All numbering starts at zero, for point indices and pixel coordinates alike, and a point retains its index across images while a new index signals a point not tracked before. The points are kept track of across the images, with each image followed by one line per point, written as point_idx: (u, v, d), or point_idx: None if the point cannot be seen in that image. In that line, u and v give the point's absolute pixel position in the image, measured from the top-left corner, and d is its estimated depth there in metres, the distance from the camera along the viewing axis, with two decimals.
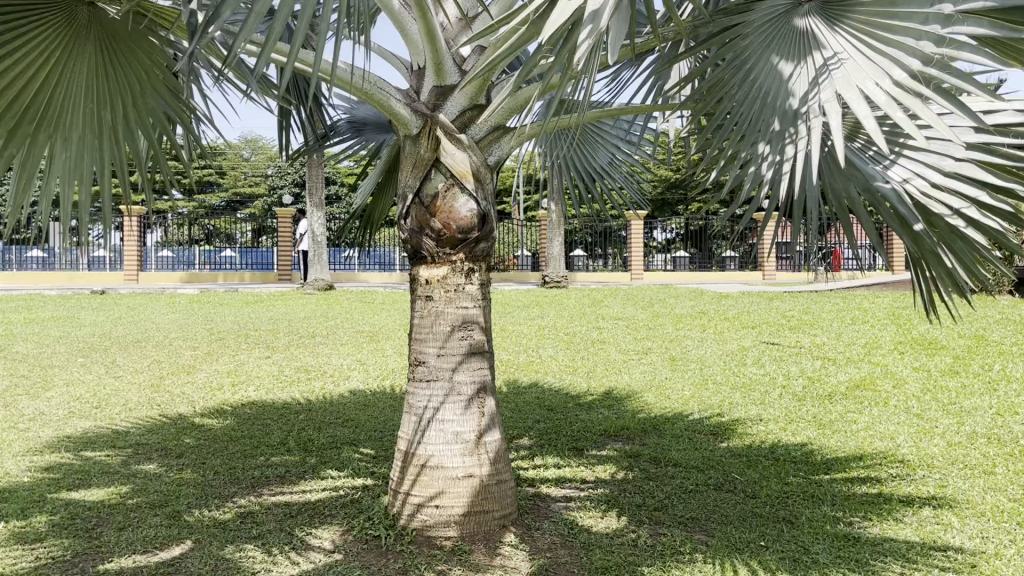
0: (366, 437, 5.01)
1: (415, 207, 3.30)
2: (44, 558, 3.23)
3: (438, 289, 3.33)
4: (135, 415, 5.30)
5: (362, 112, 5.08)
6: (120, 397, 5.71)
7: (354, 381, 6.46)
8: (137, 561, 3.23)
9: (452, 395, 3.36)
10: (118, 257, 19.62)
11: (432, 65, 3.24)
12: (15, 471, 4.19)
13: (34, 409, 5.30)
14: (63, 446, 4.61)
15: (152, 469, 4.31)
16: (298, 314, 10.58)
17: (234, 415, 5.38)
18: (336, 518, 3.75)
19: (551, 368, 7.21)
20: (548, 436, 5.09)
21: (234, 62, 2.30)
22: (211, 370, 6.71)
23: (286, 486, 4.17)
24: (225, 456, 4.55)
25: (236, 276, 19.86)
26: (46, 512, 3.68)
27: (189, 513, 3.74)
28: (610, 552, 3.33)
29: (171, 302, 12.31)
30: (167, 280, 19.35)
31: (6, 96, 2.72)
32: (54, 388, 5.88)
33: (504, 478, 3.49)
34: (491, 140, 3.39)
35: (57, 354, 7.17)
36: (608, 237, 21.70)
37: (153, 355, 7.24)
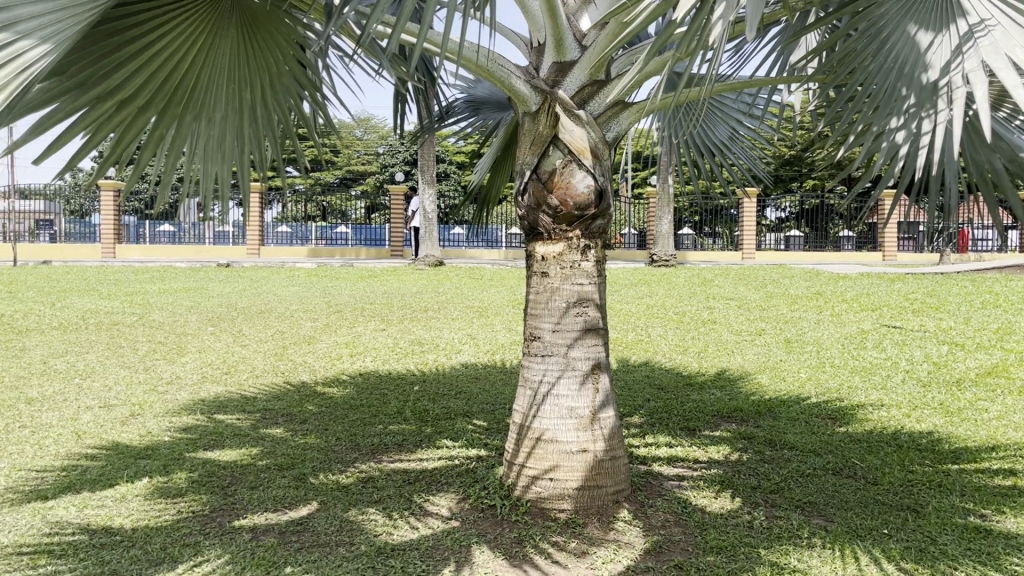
0: (478, 409, 5.12)
1: (532, 183, 3.32)
2: (185, 511, 3.47)
3: (555, 265, 3.36)
4: (262, 382, 5.58)
5: (481, 91, 5.18)
6: (247, 363, 6.04)
7: (465, 354, 6.60)
8: (269, 518, 3.43)
9: (568, 370, 3.38)
10: (241, 231, 20.59)
11: (552, 41, 3.25)
12: (158, 430, 4.49)
13: (171, 373, 5.66)
14: (197, 408, 4.91)
15: (278, 433, 4.53)
16: (409, 289, 10.80)
17: (352, 384, 5.59)
18: (452, 485, 3.87)
19: (662, 347, 7.16)
20: (658, 414, 5.08)
21: (366, 41, 2.34)
22: (330, 341, 6.98)
23: (403, 454, 4.32)
24: (346, 423, 4.74)
25: (352, 252, 20.50)
26: (186, 469, 3.94)
27: (315, 476, 3.93)
28: (725, 533, 3.31)
29: (291, 275, 12.83)
30: (287, 255, 20.21)
31: (159, 80, 2.90)
32: (188, 354, 6.24)
33: (619, 454, 3.49)
34: (610, 115, 3.38)
35: (189, 322, 7.61)
36: (718, 215, 21.18)
37: (276, 326, 7.58)
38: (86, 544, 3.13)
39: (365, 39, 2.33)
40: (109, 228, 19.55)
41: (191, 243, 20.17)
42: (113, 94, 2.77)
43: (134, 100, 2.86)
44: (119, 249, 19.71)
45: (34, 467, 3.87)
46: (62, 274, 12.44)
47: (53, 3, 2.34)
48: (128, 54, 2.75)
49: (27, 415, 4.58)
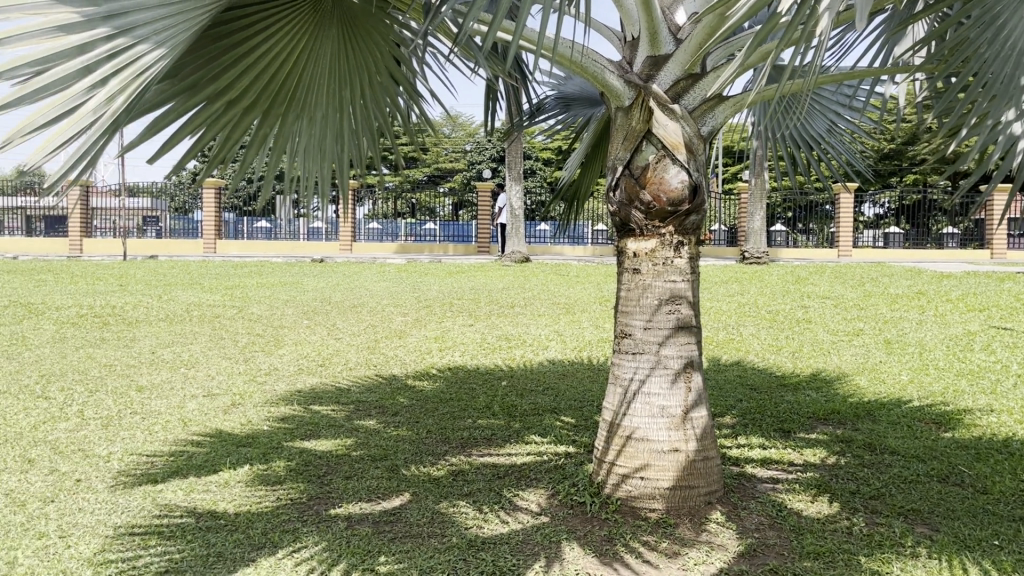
0: (566, 405, 5.11)
1: (624, 179, 3.29)
2: (284, 498, 3.59)
3: (647, 262, 3.32)
4: (355, 374, 5.72)
5: (570, 88, 5.18)
6: (341, 356, 6.19)
7: (552, 351, 6.60)
8: (363, 508, 3.51)
9: (659, 368, 3.34)
10: (333, 228, 21.14)
11: (647, 35, 3.23)
12: (257, 419, 4.66)
13: (270, 364, 5.86)
14: (294, 399, 5.07)
15: (371, 425, 4.63)
16: (497, 285, 10.87)
17: (442, 378, 5.68)
18: (542, 481, 3.87)
19: (754, 346, 7.00)
20: (751, 415, 4.97)
21: (463, 38, 2.34)
22: (420, 335, 7.09)
23: (493, 448, 4.35)
24: (437, 416, 4.81)
25: (440, 248, 20.78)
26: (284, 458, 4.08)
27: (407, 468, 4.00)
28: (822, 538, 3.21)
29: (381, 271, 13.10)
30: (378, 251, 20.65)
31: (265, 81, 2.99)
32: (285, 346, 6.45)
33: (711, 455, 3.43)
34: (705, 109, 3.32)
35: (286, 315, 7.86)
36: (812, 211, 20.57)
37: (368, 320, 7.75)
38: (193, 527, 3.27)
39: (461, 36, 2.34)
40: (211, 224, 20.38)
41: (287, 239, 20.84)
42: (221, 95, 2.87)
43: (241, 100, 2.96)
44: (220, 245, 20.53)
45: (145, 451, 4.06)
46: (168, 268, 13.04)
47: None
48: (236, 56, 2.85)
49: (137, 401, 4.82)
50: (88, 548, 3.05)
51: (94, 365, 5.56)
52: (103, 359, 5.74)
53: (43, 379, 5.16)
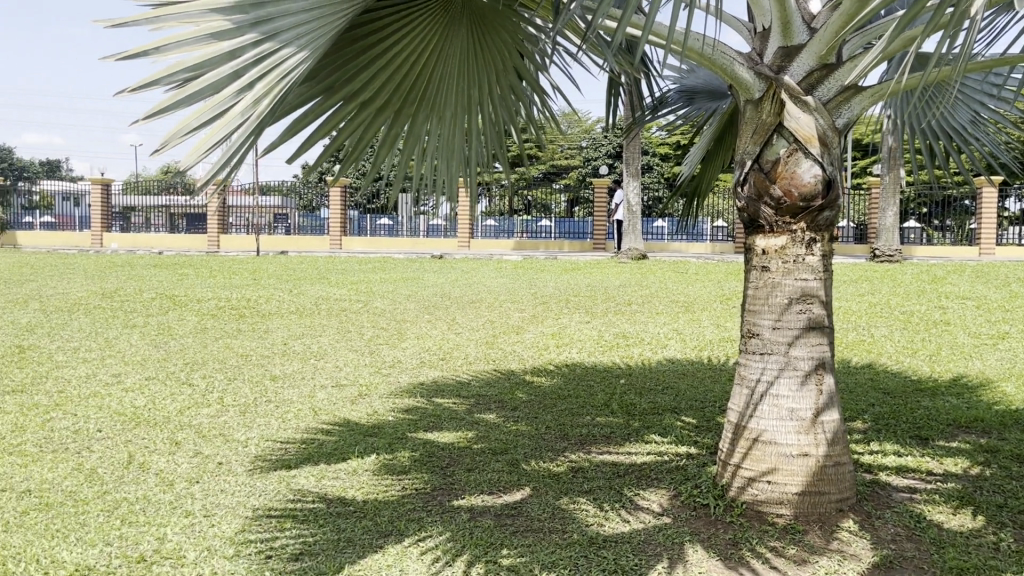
0: (687, 405, 5.03)
1: (753, 173, 3.19)
2: (410, 488, 3.69)
3: (776, 259, 3.22)
4: (475, 368, 5.81)
5: (692, 81, 5.06)
6: (461, 350, 6.30)
7: (671, 349, 6.50)
8: (485, 501, 3.56)
9: (788, 369, 3.24)
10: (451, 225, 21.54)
11: (779, 25, 3.14)
12: (382, 410, 4.80)
13: (393, 357, 6.03)
14: (417, 391, 5.19)
15: (492, 419, 4.69)
16: (613, 282, 10.79)
17: (560, 374, 5.69)
18: (663, 481, 3.82)
19: (887, 349, 6.68)
20: (884, 421, 4.74)
21: (592, 34, 2.34)
22: (537, 331, 7.13)
23: (612, 446, 4.33)
24: (555, 412, 4.83)
25: (556, 245, 20.82)
26: (408, 449, 4.18)
27: (527, 462, 4.04)
28: (966, 553, 3.03)
29: (498, 267, 13.25)
30: (494, 248, 20.90)
31: (396, 81, 3.07)
32: (407, 340, 6.62)
33: (843, 461, 3.30)
34: (841, 101, 3.18)
35: (408, 310, 8.07)
36: (949, 207, 19.43)
37: (487, 315, 7.86)
38: (324, 512, 3.40)
39: (591, 32, 2.35)
40: (336, 221, 21.18)
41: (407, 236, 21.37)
42: (355, 97, 2.97)
43: (374, 101, 3.05)
44: (345, 242, 21.30)
45: (279, 438, 4.26)
46: (297, 264, 13.61)
47: (304, 3, 2.51)
48: (369, 59, 2.93)
49: (272, 390, 5.06)
50: (230, 527, 3.22)
51: (232, 355, 5.87)
52: (240, 349, 6.06)
53: (187, 367, 5.49)
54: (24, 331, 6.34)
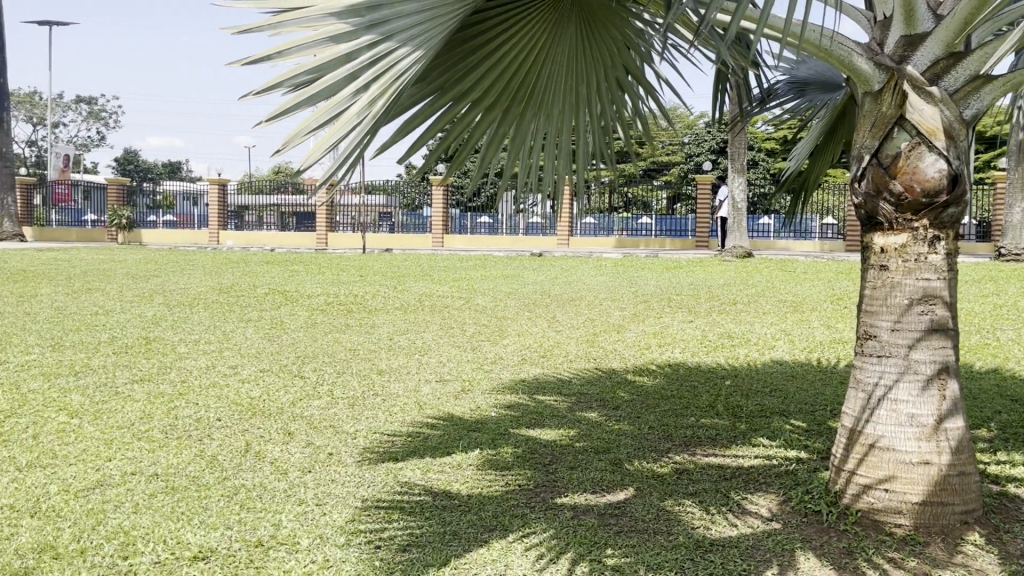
0: (796, 409, 4.87)
1: (871, 168, 3.05)
2: (513, 484, 3.71)
3: (896, 258, 3.08)
4: (576, 366, 5.80)
5: (804, 72, 4.92)
6: (562, 348, 6.31)
7: (779, 351, 6.31)
8: (589, 500, 3.55)
9: (908, 373, 3.09)
10: (551, 222, 21.56)
11: (901, 13, 3.01)
12: (485, 406, 4.85)
13: (495, 354, 6.09)
14: (519, 388, 5.22)
15: (594, 417, 4.67)
16: (717, 281, 10.57)
17: (663, 374, 5.61)
18: (772, 486, 3.72)
19: (1014, 353, 6.29)
20: (1013, 430, 4.47)
21: (706, 27, 2.30)
22: (639, 330, 7.06)
23: (718, 449, 4.24)
24: (659, 413, 4.77)
25: (657, 243, 20.55)
26: (511, 445, 4.21)
27: (631, 462, 4.00)
28: None
29: (598, 265, 13.18)
30: (594, 245, 20.80)
31: (506, 81, 3.10)
32: (508, 337, 6.67)
33: (968, 471, 3.13)
34: (969, 91, 3.01)
35: (509, 307, 8.12)
36: None
37: (587, 313, 7.83)
38: (430, 504, 3.46)
39: (703, 26, 2.33)
40: (438, 219, 21.58)
41: (507, 234, 21.51)
42: (465, 96, 3.01)
43: (484, 101, 3.09)
44: (447, 239, 21.64)
45: (386, 431, 4.36)
46: (401, 261, 13.91)
47: (417, 4, 2.56)
48: (479, 58, 2.97)
49: (378, 384, 5.19)
50: (340, 516, 3.32)
51: (340, 349, 6.05)
52: (348, 344, 6.24)
53: (298, 360, 5.69)
54: (151, 324, 6.71)
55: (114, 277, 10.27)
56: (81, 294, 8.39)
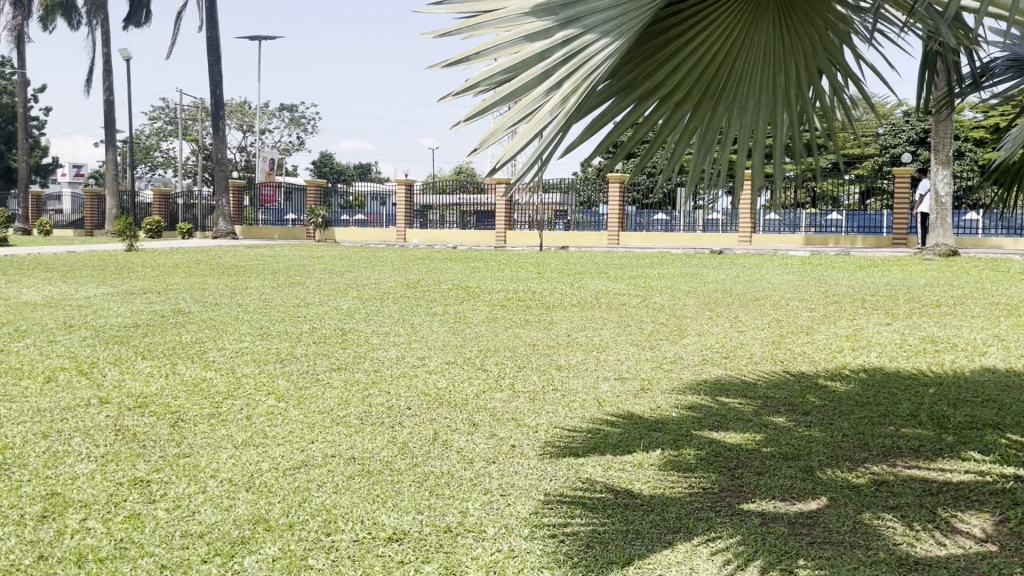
0: (1013, 422, 4.44)
1: None
2: (697, 486, 3.62)
3: None
4: (762, 369, 5.58)
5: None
6: (745, 349, 6.10)
7: (991, 358, 5.78)
8: (778, 507, 3.40)
9: None
10: (732, 220, 20.93)
11: None
12: (666, 406, 4.77)
13: (675, 353, 5.98)
14: (701, 389, 5.10)
15: (782, 422, 4.48)
16: (918, 281, 9.83)
17: (858, 379, 5.29)
18: (987, 505, 3.40)
19: None
20: None
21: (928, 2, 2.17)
22: (829, 332, 6.69)
23: (922, 461, 3.94)
24: (853, 420, 4.50)
25: (848, 241, 19.41)
26: (694, 447, 4.11)
27: (823, 471, 3.80)
28: None
29: (783, 263, 12.63)
30: (777, 243, 20.00)
31: (696, 74, 3.03)
32: (689, 336, 6.53)
33: None
34: None
35: (689, 306, 7.95)
36: None
37: (773, 314, 7.52)
38: (612, 502, 3.44)
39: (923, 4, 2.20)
40: (614, 217, 21.51)
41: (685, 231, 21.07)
42: (655, 92, 2.97)
43: (673, 96, 3.04)
44: (623, 237, 21.52)
45: (567, 426, 4.39)
46: (578, 258, 13.96)
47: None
48: (669, 53, 2.92)
49: (558, 379, 5.24)
50: (524, 508, 3.37)
51: (521, 344, 6.17)
52: (528, 339, 6.34)
53: (481, 353, 5.86)
54: (347, 316, 7.14)
55: (313, 272, 11.01)
56: (286, 288, 9.06)
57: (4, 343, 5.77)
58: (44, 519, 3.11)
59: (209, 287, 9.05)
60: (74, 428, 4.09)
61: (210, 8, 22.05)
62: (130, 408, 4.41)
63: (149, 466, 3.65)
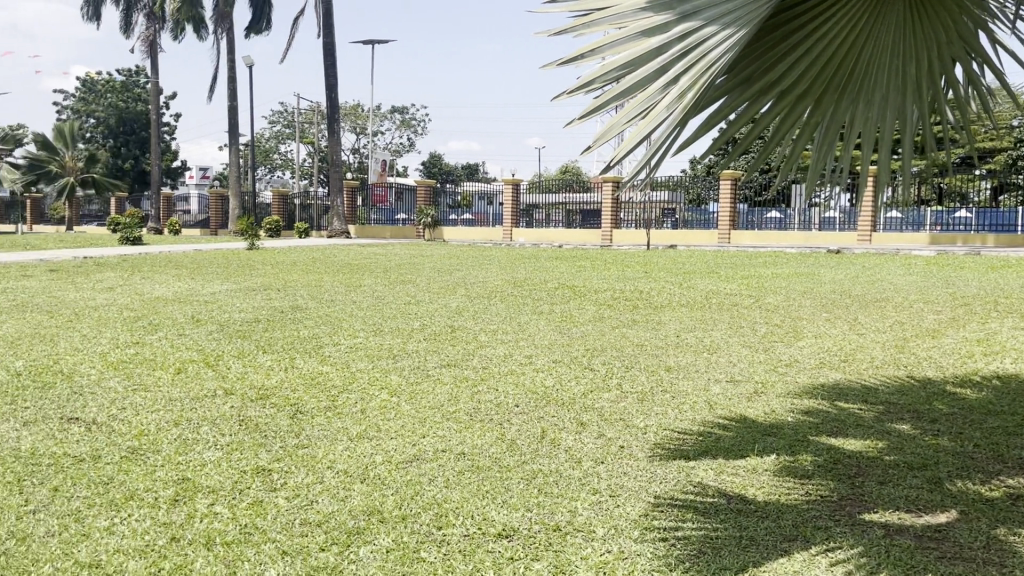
0: None
1: None
2: (815, 494, 3.49)
3: None
4: (884, 373, 5.33)
5: None
6: (865, 353, 5.84)
7: None
8: (903, 519, 3.24)
9: None
10: (850, 217, 20.10)
11: None
12: (781, 410, 4.62)
13: (790, 356, 5.78)
14: (818, 393, 4.91)
15: (906, 430, 4.26)
16: None
17: (990, 387, 4.98)
18: None
19: None
20: None
21: None
22: (958, 336, 6.33)
23: None
24: (986, 430, 4.23)
25: (977, 239, 18.32)
26: (811, 453, 3.97)
27: (952, 482, 3.59)
28: None
29: (906, 263, 12.03)
30: (899, 242, 19.07)
31: (818, 67, 2.92)
32: (805, 338, 6.31)
33: None
34: None
35: (804, 307, 7.68)
36: None
37: (895, 316, 7.17)
38: (725, 507, 3.36)
39: None
40: (725, 214, 20.99)
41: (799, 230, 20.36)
42: (775, 87, 2.87)
43: (794, 90, 2.93)
44: (734, 235, 20.95)
45: (677, 428, 4.32)
46: (686, 257, 13.71)
47: None
48: (789, 45, 2.83)
49: (667, 381, 5.16)
50: (634, 510, 3.34)
51: (629, 344, 6.10)
52: (636, 339, 6.27)
53: (589, 352, 5.83)
54: (455, 314, 7.24)
55: (423, 270, 11.23)
56: (397, 285, 9.28)
57: (139, 336, 6.14)
58: (176, 503, 3.29)
59: (324, 284, 9.36)
60: (202, 417, 4.31)
61: (326, 14, 22.81)
62: (253, 400, 4.61)
63: (270, 456, 3.80)
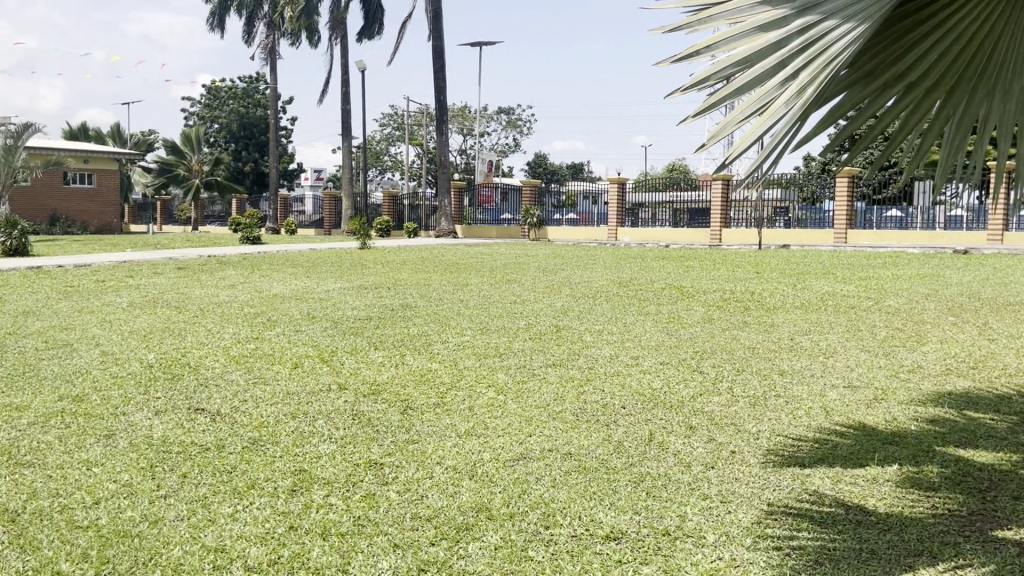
0: None
1: None
2: (942, 508, 3.31)
3: None
4: (1017, 382, 5.00)
5: None
6: (997, 359, 5.50)
7: None
8: None
9: None
10: (979, 217, 19.00)
11: None
12: (904, 418, 4.40)
13: (913, 361, 5.51)
14: (945, 401, 4.65)
15: None
16: None
17: None
18: None
19: None
20: None
21: None
22: None
23: None
24: None
25: None
26: (938, 464, 3.76)
27: None
28: None
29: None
30: None
31: (954, 57, 2.75)
32: (929, 343, 5.99)
33: None
34: None
35: (928, 310, 7.30)
36: None
37: None
38: (844, 518, 3.22)
39: None
40: (843, 214, 20.17)
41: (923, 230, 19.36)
42: (902, 79, 2.76)
43: (923, 80, 2.79)
44: (852, 234, 20.13)
45: (791, 434, 4.18)
46: (799, 257, 13.26)
47: None
48: (923, 34, 2.67)
49: (780, 385, 5.00)
50: (746, 517, 3.25)
51: (739, 346, 5.95)
52: (747, 341, 6.11)
53: (697, 354, 5.72)
54: (561, 314, 7.24)
55: (528, 269, 11.27)
56: (503, 285, 9.35)
57: (260, 331, 6.42)
58: (294, 493, 3.42)
59: (432, 283, 9.53)
60: (318, 411, 4.46)
61: (435, 17, 23.22)
62: (365, 395, 4.74)
63: (382, 450, 3.90)
